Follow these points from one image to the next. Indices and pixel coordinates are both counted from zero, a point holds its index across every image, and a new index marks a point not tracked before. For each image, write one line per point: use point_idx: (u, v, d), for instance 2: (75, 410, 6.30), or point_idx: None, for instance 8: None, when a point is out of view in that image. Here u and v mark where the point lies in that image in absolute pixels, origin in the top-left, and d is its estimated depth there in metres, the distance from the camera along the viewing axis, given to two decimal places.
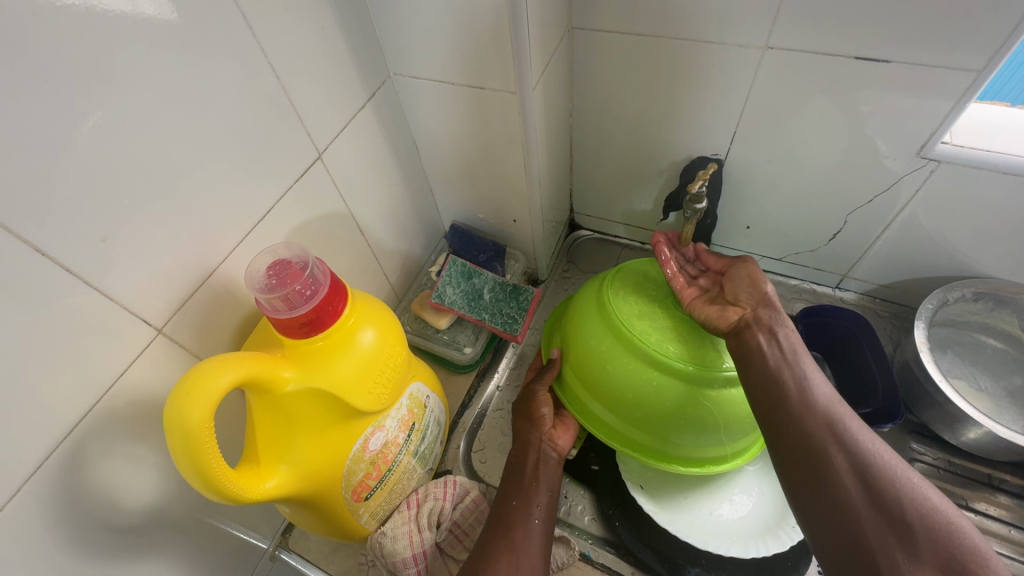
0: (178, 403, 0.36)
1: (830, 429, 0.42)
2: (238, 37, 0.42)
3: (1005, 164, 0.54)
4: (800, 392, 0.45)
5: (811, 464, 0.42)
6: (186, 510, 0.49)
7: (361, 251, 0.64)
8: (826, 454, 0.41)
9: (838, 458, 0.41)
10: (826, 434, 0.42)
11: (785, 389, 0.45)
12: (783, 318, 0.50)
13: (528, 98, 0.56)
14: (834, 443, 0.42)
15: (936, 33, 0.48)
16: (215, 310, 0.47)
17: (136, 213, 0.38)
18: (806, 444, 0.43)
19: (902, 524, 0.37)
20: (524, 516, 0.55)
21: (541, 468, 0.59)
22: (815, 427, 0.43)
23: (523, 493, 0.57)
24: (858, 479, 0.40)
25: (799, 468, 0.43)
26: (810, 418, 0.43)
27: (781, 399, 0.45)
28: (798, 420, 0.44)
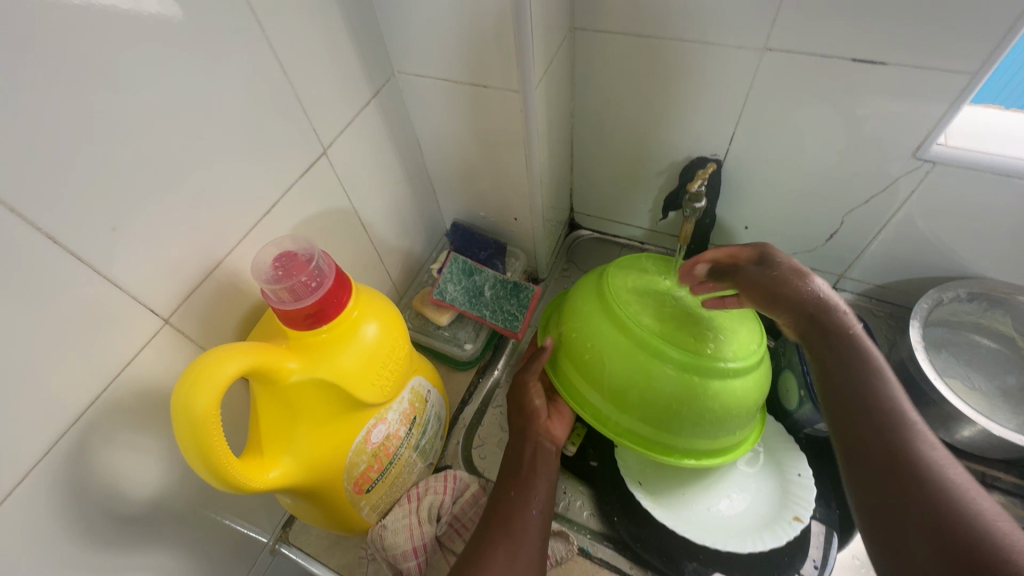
0: (184, 392, 0.36)
1: (910, 454, 0.39)
2: (247, 31, 0.42)
3: (999, 166, 0.55)
4: (891, 415, 0.41)
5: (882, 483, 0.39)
6: (189, 501, 0.49)
7: (363, 246, 0.64)
8: (899, 475, 0.38)
9: (913, 482, 0.38)
10: (906, 456, 0.39)
11: (859, 401, 0.44)
12: (847, 320, 0.48)
13: (530, 96, 0.56)
14: (916, 469, 0.38)
15: (931, 36, 0.49)
16: (220, 302, 0.47)
17: (145, 203, 0.39)
18: (882, 466, 0.40)
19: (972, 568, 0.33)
20: (523, 508, 0.55)
21: (538, 459, 0.60)
22: (902, 451, 0.39)
23: (520, 482, 0.57)
24: (931, 507, 0.36)
25: (869, 492, 0.40)
26: (898, 439, 0.40)
27: (860, 414, 0.43)
28: (872, 437, 0.41)
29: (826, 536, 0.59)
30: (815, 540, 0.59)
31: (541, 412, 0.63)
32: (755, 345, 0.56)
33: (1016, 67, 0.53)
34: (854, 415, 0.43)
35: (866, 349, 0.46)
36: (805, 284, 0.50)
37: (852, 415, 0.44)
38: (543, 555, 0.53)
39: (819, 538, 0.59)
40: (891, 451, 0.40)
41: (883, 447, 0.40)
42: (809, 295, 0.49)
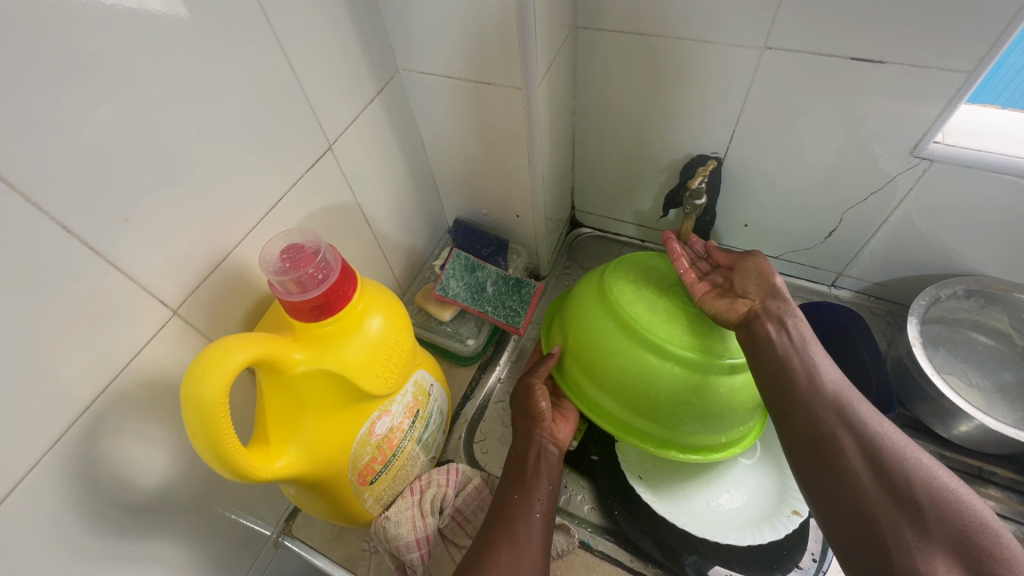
0: (193, 380, 0.37)
1: (839, 414, 0.44)
2: (255, 28, 0.43)
3: (996, 164, 0.56)
4: (812, 385, 0.47)
5: (823, 449, 0.44)
6: (194, 491, 0.50)
7: (367, 241, 0.65)
8: (835, 437, 0.44)
9: (848, 442, 0.43)
10: (836, 419, 0.44)
11: (794, 376, 0.48)
12: (792, 308, 0.51)
13: (533, 94, 0.57)
14: (844, 428, 0.44)
15: (928, 35, 0.50)
16: (227, 293, 0.48)
17: (155, 195, 0.39)
18: (817, 433, 0.45)
19: (915, 508, 0.39)
20: (526, 510, 0.55)
21: (541, 462, 0.60)
22: (830, 416, 0.45)
23: (524, 486, 0.57)
24: (866, 460, 0.42)
25: (813, 462, 0.44)
26: (823, 406, 0.45)
27: (791, 389, 0.47)
28: (806, 412, 0.46)
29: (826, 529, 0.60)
30: (815, 533, 0.60)
31: (546, 415, 0.62)
32: None
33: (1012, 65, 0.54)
34: (802, 380, 0.47)
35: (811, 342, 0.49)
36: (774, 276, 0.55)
37: (782, 395, 0.48)
38: (546, 558, 0.52)
39: (819, 531, 0.60)
40: (823, 419, 0.45)
41: (817, 418, 0.45)
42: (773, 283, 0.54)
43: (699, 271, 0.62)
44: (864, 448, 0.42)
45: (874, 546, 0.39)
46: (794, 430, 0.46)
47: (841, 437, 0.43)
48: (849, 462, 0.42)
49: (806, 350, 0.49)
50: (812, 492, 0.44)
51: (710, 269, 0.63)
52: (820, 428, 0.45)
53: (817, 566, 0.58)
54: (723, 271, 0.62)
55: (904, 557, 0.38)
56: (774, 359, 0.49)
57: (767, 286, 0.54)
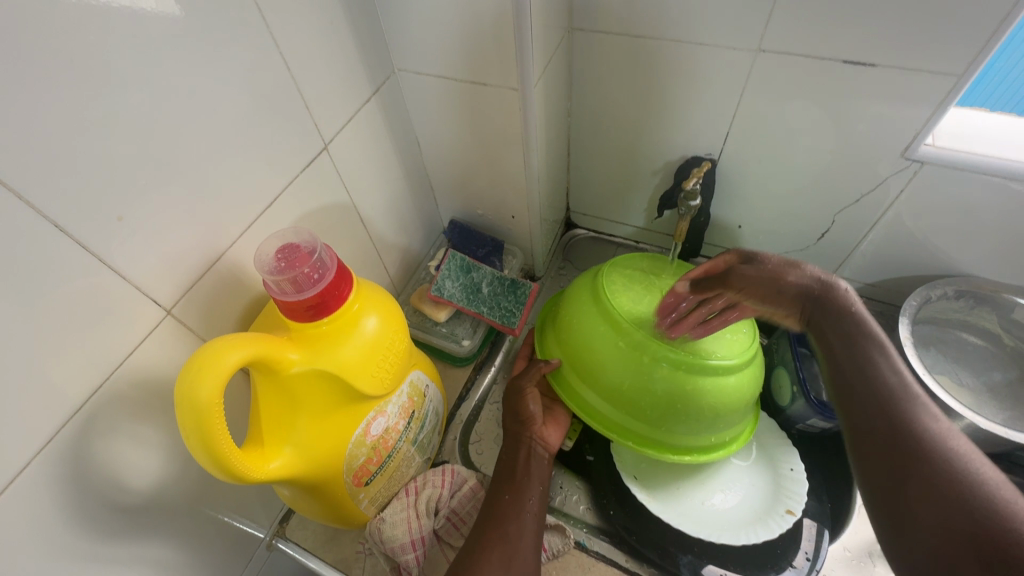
0: (188, 380, 0.36)
1: (905, 436, 0.41)
2: (250, 27, 0.43)
3: (986, 166, 0.57)
4: (895, 407, 0.43)
5: (890, 468, 0.40)
6: (186, 494, 0.50)
7: (363, 242, 0.65)
8: (915, 472, 0.39)
9: (921, 468, 0.39)
10: (916, 455, 0.39)
11: (876, 385, 0.45)
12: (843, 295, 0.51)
13: (529, 95, 0.57)
14: (925, 460, 0.39)
15: (919, 38, 0.51)
16: (221, 294, 0.47)
17: (149, 194, 0.39)
18: (891, 458, 0.41)
19: (993, 555, 0.33)
20: (518, 509, 0.55)
21: (532, 461, 0.60)
22: (908, 440, 0.40)
23: (515, 485, 0.57)
24: (943, 493, 0.37)
25: (880, 480, 0.41)
26: (889, 428, 0.42)
27: (860, 399, 0.45)
28: (870, 424, 0.43)
29: (818, 529, 0.61)
30: (807, 533, 0.61)
31: (536, 418, 0.63)
32: (749, 343, 0.57)
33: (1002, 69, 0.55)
34: (870, 389, 0.45)
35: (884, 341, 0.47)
36: (795, 274, 0.53)
37: (859, 403, 0.45)
38: (538, 560, 0.53)
39: (811, 530, 0.61)
40: (894, 439, 0.41)
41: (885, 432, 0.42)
42: (800, 284, 0.53)
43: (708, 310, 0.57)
44: (939, 481, 0.37)
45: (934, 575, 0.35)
46: (863, 450, 0.43)
47: (918, 466, 0.39)
48: (919, 491, 0.38)
49: (875, 359, 0.46)
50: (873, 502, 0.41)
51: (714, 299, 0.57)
52: (895, 448, 0.41)
53: (810, 565, 0.59)
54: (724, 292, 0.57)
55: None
56: (837, 367, 0.48)
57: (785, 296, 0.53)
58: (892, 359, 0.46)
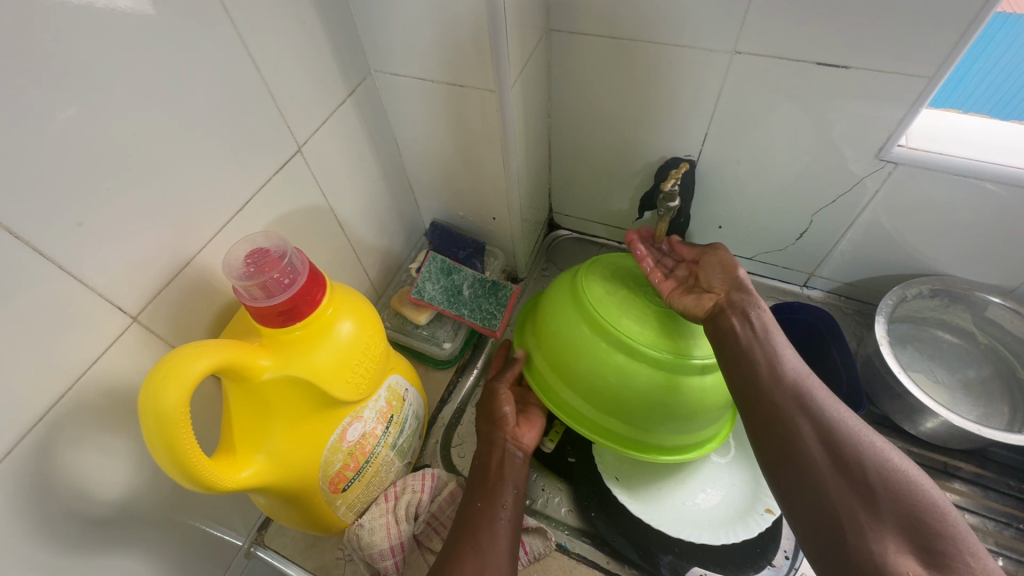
0: (152, 388, 0.36)
1: (797, 401, 0.45)
2: (221, 30, 0.42)
3: (958, 167, 0.58)
4: (777, 379, 0.47)
5: (784, 439, 0.44)
6: (158, 503, 0.49)
7: (340, 245, 0.64)
8: (794, 423, 0.44)
9: (806, 428, 0.43)
10: (793, 405, 0.45)
11: (755, 366, 0.48)
12: (755, 300, 0.53)
13: (506, 97, 0.57)
14: (804, 414, 0.44)
15: (891, 42, 0.51)
16: (191, 299, 0.46)
17: (114, 199, 0.38)
18: (774, 416, 0.45)
19: (869, 491, 0.39)
20: (491, 516, 0.55)
21: (505, 467, 0.59)
22: (794, 400, 0.45)
23: (488, 493, 0.57)
24: (823, 446, 0.42)
25: (780, 449, 0.44)
26: (782, 392, 0.46)
27: (752, 376, 0.48)
28: (768, 394, 0.47)
29: None
30: (787, 531, 0.61)
31: (510, 419, 0.63)
32: None
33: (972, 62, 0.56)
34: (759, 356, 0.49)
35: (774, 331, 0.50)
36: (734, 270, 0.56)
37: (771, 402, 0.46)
38: (513, 565, 0.52)
39: (792, 528, 0.61)
40: (787, 408, 0.45)
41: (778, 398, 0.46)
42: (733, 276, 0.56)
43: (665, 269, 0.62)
44: (823, 433, 0.43)
45: (831, 528, 0.39)
46: (755, 411, 0.47)
47: (798, 422, 0.44)
48: (804, 444, 0.43)
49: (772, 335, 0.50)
50: (786, 496, 0.43)
51: (675, 264, 0.62)
52: (784, 415, 0.45)
53: (789, 563, 0.59)
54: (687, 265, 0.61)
55: (861, 541, 0.38)
56: (738, 351, 0.50)
57: (731, 280, 0.56)
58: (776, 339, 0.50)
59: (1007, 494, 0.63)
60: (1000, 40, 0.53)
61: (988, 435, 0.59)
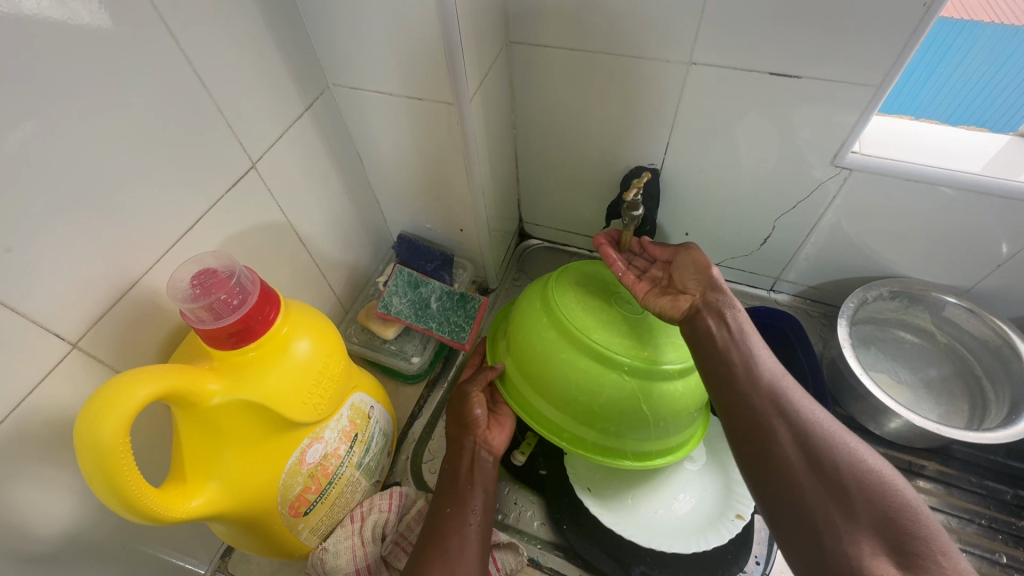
0: (90, 418, 0.34)
1: (774, 403, 0.46)
2: (165, 46, 0.41)
3: (908, 172, 0.60)
4: (750, 376, 0.48)
5: (765, 446, 0.44)
6: (108, 534, 0.47)
7: (301, 261, 0.63)
8: (770, 425, 0.45)
9: (783, 430, 0.44)
10: (770, 406, 0.45)
11: (732, 367, 0.48)
12: (729, 300, 0.53)
13: (465, 108, 0.57)
14: (779, 417, 0.45)
15: (838, 51, 0.53)
16: (138, 322, 0.45)
17: (51, 222, 0.37)
18: (752, 417, 0.46)
19: (844, 494, 0.40)
20: (461, 521, 0.54)
21: (475, 471, 0.59)
22: (767, 398, 0.46)
23: (456, 499, 0.56)
24: (800, 448, 0.43)
25: (768, 465, 0.43)
26: (759, 398, 0.46)
27: (730, 379, 0.48)
28: (742, 395, 0.47)
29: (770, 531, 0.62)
30: (759, 535, 0.62)
31: (481, 422, 0.61)
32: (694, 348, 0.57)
33: (923, 66, 0.58)
34: (738, 356, 0.49)
35: (750, 333, 0.50)
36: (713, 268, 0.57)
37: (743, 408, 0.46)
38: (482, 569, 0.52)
39: (764, 532, 0.62)
40: (772, 419, 0.45)
41: (751, 398, 0.46)
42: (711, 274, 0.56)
43: (637, 270, 0.64)
44: (799, 432, 0.44)
45: (809, 535, 0.40)
46: (734, 418, 0.47)
47: (789, 444, 0.43)
48: (784, 452, 0.43)
49: (748, 340, 0.50)
50: (763, 500, 0.44)
51: (648, 265, 0.64)
52: (780, 436, 0.44)
53: (761, 569, 0.60)
54: (661, 265, 0.63)
55: (837, 543, 0.39)
56: (716, 356, 0.50)
57: (705, 280, 0.56)
58: (753, 345, 0.50)
59: (970, 491, 0.65)
60: (959, 46, 0.55)
61: (947, 434, 0.60)
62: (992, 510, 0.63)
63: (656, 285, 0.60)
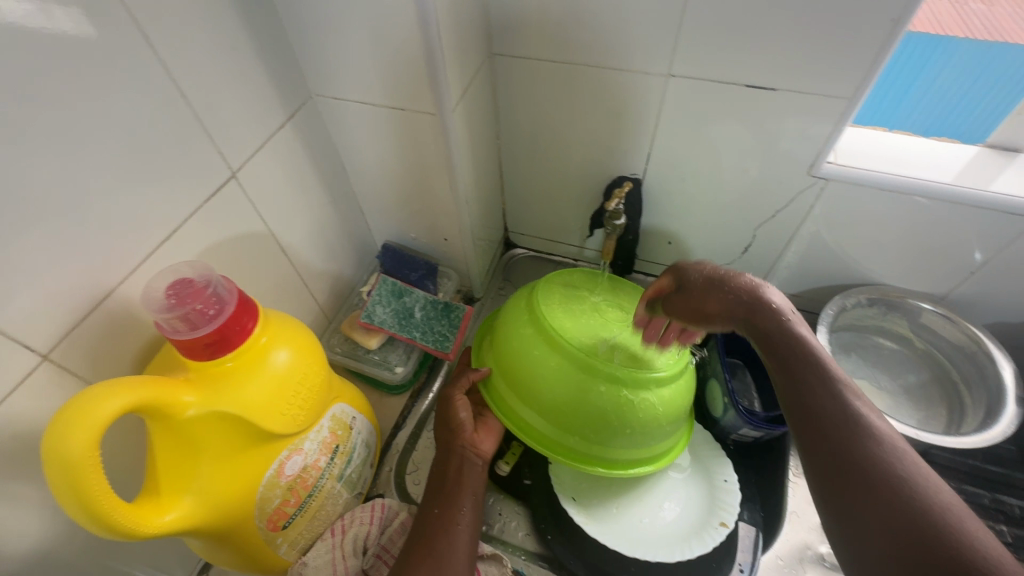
0: (58, 431, 0.34)
1: (845, 432, 0.40)
2: (143, 56, 0.41)
3: (882, 182, 0.61)
4: (824, 396, 0.42)
5: (831, 475, 0.39)
6: (78, 552, 0.46)
7: (283, 271, 0.63)
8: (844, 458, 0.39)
9: (857, 464, 0.38)
10: (841, 437, 0.40)
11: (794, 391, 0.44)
12: (774, 315, 0.48)
13: (448, 119, 0.57)
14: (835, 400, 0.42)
15: (811, 65, 0.54)
16: (112, 334, 0.44)
17: (22, 231, 0.36)
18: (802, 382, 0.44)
19: None
20: (449, 522, 0.54)
21: (463, 473, 0.58)
22: (841, 426, 0.40)
23: (445, 499, 0.56)
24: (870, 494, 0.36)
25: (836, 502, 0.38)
26: (832, 423, 0.40)
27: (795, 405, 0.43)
28: (815, 416, 0.42)
29: (754, 539, 0.62)
30: (743, 543, 0.62)
31: (466, 425, 0.61)
32: (676, 355, 0.58)
33: (899, 64, 0.59)
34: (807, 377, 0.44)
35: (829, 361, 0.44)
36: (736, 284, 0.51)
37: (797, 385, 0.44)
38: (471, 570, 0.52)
39: (748, 540, 0.62)
40: (843, 446, 0.39)
41: (824, 425, 0.41)
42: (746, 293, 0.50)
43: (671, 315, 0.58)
44: (877, 472, 0.37)
45: None
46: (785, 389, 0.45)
47: (861, 482, 0.37)
48: (852, 488, 0.37)
49: (827, 368, 0.44)
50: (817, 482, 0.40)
51: None
52: (851, 467, 0.38)
53: None
54: None
55: None
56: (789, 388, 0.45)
57: (729, 301, 0.50)
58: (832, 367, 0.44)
59: None
60: (938, 54, 0.57)
61: (926, 439, 0.61)
62: (971, 513, 0.64)
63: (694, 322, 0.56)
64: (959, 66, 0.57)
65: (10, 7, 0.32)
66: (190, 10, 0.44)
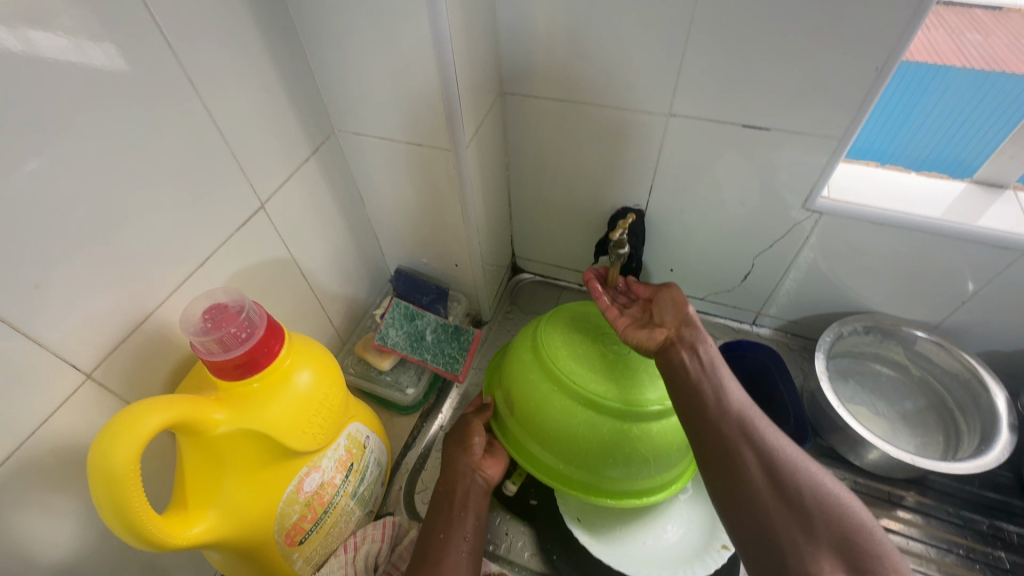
0: (103, 445, 0.36)
1: (741, 429, 0.49)
2: (185, 99, 0.45)
3: (872, 215, 0.64)
4: (720, 396, 0.51)
5: (732, 466, 0.47)
6: (105, 560, 0.48)
7: (303, 294, 0.66)
8: (738, 451, 0.47)
9: (748, 453, 0.47)
10: (739, 435, 0.48)
11: (704, 397, 0.51)
12: (702, 334, 0.55)
13: (462, 154, 0.61)
14: (748, 443, 0.48)
15: (800, 108, 0.58)
16: (149, 355, 0.47)
17: (72, 259, 0.40)
18: (722, 445, 0.48)
19: (806, 516, 0.44)
20: (454, 548, 0.56)
21: (469, 498, 0.61)
22: (737, 423, 0.49)
23: (450, 525, 0.58)
24: (766, 473, 0.46)
25: (729, 484, 0.47)
26: (727, 420, 0.49)
27: (701, 407, 0.51)
28: (715, 421, 0.50)
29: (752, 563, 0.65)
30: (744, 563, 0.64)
31: (477, 450, 0.63)
32: None
33: (893, 94, 0.61)
34: (710, 387, 0.51)
35: (719, 365, 0.53)
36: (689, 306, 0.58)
37: (716, 421, 0.49)
38: None
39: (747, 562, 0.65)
40: (731, 433, 0.49)
41: (723, 424, 0.49)
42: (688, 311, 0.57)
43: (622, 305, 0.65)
44: (752, 443, 0.48)
45: (762, 538, 0.44)
46: (705, 445, 0.49)
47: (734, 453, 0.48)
48: (750, 473, 0.46)
49: (718, 371, 0.52)
50: (729, 521, 0.47)
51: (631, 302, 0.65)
52: (733, 445, 0.48)
53: None
54: (643, 303, 0.64)
55: (800, 562, 0.43)
56: (686, 385, 0.52)
57: (679, 313, 0.57)
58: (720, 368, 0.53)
59: (948, 521, 0.67)
60: (932, 86, 0.59)
61: (923, 465, 0.62)
62: (969, 539, 0.65)
63: (635, 319, 0.61)
64: (955, 97, 0.59)
65: (49, 44, 0.35)
66: (228, 57, 0.48)
